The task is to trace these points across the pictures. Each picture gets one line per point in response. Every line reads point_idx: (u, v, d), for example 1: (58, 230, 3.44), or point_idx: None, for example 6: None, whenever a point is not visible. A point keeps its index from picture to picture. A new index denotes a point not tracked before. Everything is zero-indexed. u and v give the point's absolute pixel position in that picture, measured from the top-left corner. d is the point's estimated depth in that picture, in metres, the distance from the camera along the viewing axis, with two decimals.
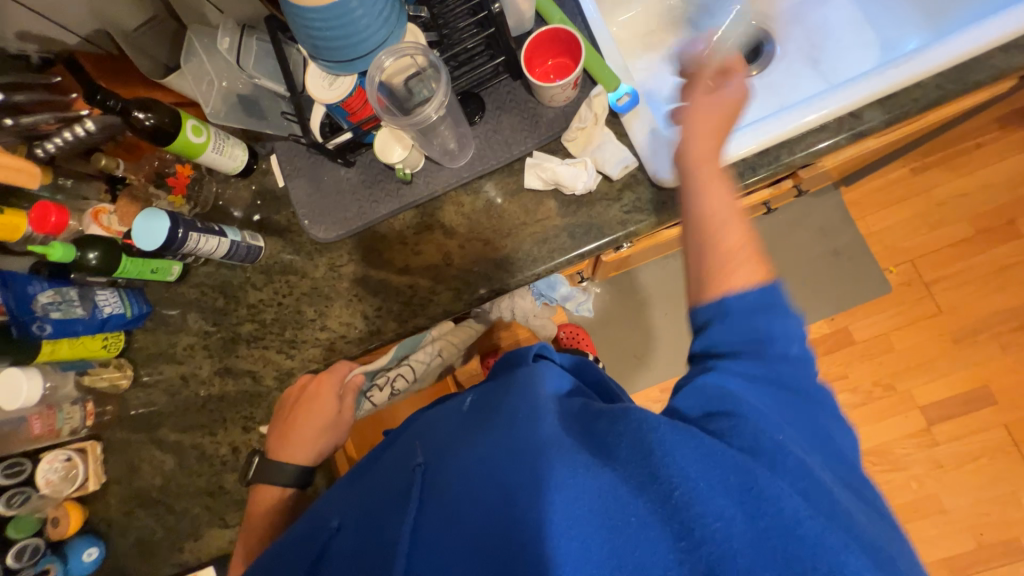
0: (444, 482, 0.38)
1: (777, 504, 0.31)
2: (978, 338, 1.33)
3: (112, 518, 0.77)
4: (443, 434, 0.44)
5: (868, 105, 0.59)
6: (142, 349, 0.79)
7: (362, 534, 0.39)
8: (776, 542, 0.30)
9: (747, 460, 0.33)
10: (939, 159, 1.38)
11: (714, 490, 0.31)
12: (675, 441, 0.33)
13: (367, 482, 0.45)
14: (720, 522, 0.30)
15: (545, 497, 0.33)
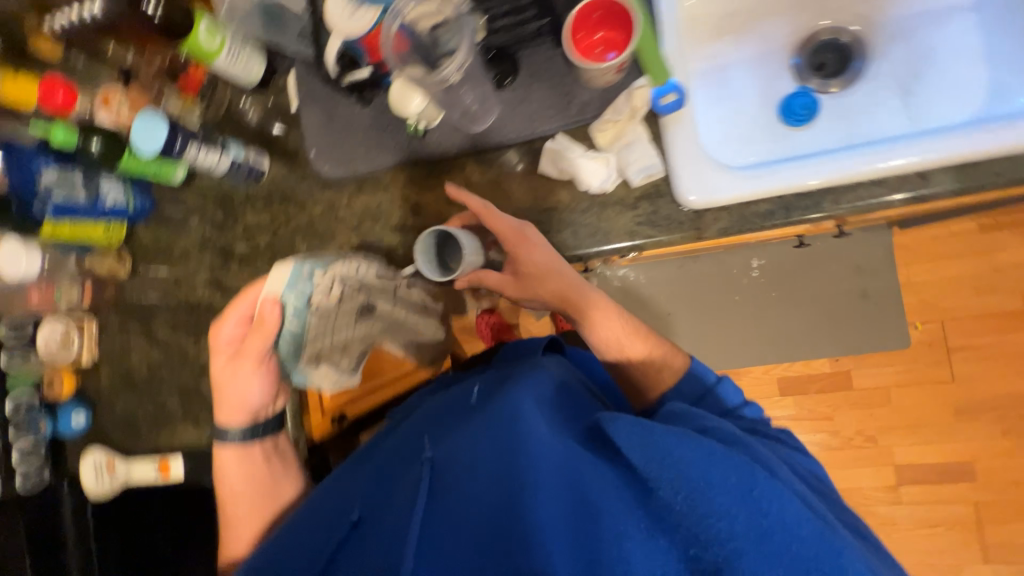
0: (458, 477, 0.48)
1: (769, 501, 0.40)
2: (982, 415, 1.27)
3: (102, 390, 0.84)
4: (448, 433, 0.55)
5: (940, 167, 0.51)
6: (145, 243, 0.81)
7: (384, 520, 0.48)
8: (772, 526, 0.39)
9: (743, 465, 0.42)
10: (1017, 221, 1.24)
11: (718, 497, 0.40)
12: (674, 442, 0.43)
13: (382, 473, 0.55)
14: (723, 515, 0.40)
15: (548, 499, 0.44)
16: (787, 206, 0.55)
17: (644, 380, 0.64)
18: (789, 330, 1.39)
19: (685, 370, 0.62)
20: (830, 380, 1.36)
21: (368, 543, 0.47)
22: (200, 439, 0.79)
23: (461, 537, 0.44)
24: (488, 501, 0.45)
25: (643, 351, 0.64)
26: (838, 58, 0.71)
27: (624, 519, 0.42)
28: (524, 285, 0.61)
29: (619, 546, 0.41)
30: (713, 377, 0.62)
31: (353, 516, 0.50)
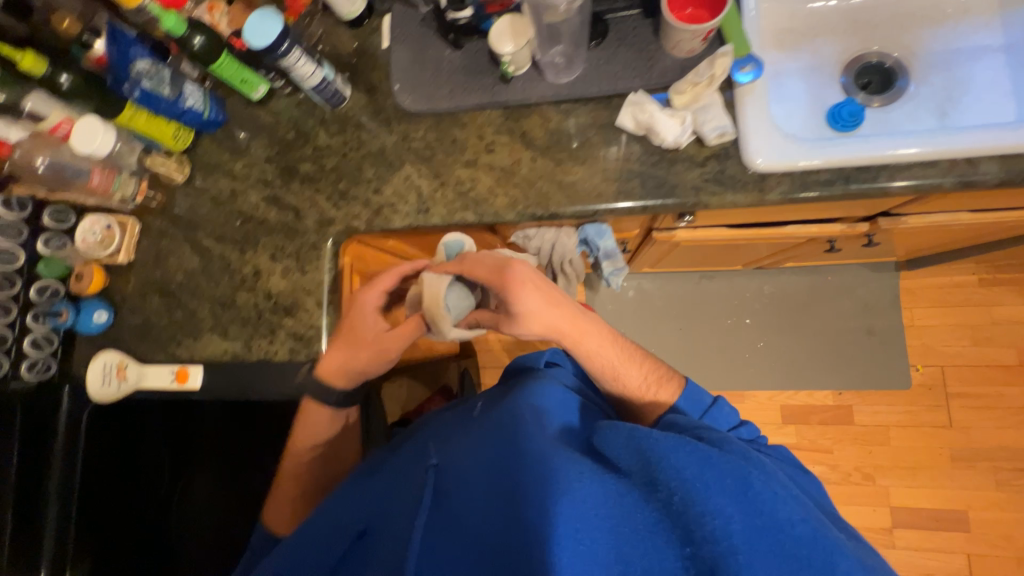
0: (460, 492, 0.54)
1: (768, 502, 0.42)
2: (977, 464, 1.29)
3: (128, 295, 0.82)
4: (454, 441, 0.61)
5: (988, 156, 0.57)
6: (207, 154, 0.83)
7: (388, 527, 0.57)
8: (767, 524, 0.41)
9: (736, 464, 0.44)
10: (1012, 279, 1.33)
11: (712, 493, 0.43)
12: (670, 446, 0.46)
13: (386, 480, 0.62)
14: (718, 514, 0.41)
15: (551, 501, 0.47)
16: (845, 177, 0.60)
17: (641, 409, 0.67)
18: (795, 357, 1.42)
19: (680, 393, 0.65)
20: (832, 412, 1.37)
21: (374, 549, 0.56)
22: (224, 353, 0.76)
23: (464, 546, 0.51)
24: (489, 513, 0.51)
25: (637, 381, 0.67)
26: (882, 80, 0.78)
27: (621, 519, 0.45)
28: (517, 322, 0.63)
29: (615, 547, 0.44)
30: (710, 398, 0.66)
31: (358, 528, 0.59)
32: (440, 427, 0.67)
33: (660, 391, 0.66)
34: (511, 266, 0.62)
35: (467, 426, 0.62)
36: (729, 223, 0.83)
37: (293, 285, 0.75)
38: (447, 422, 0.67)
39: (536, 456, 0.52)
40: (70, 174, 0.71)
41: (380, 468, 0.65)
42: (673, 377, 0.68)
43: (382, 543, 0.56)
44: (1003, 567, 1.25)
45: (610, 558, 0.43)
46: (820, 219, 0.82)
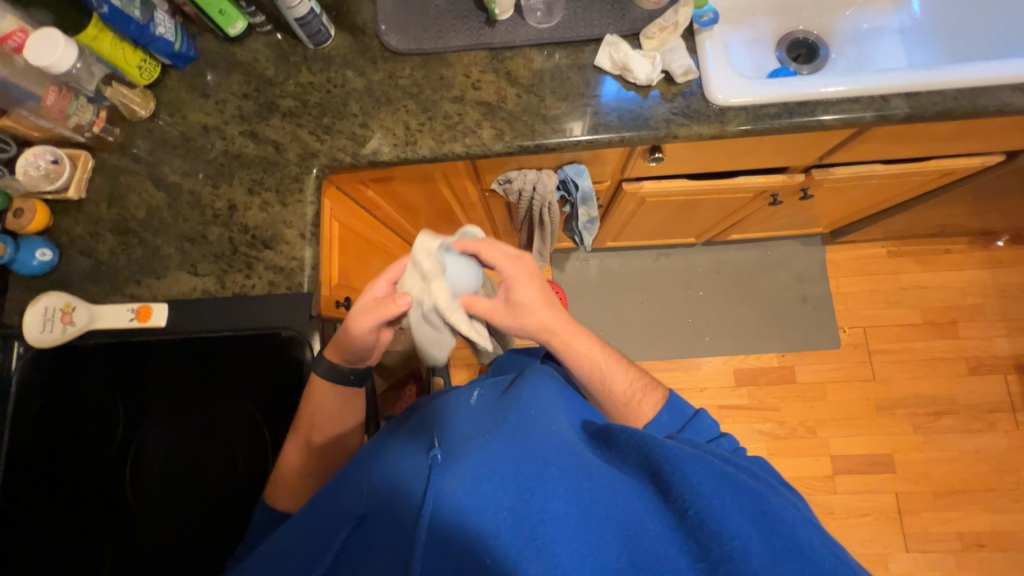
0: (460, 493, 0.45)
1: (787, 525, 0.41)
2: (898, 411, 1.46)
3: (76, 235, 0.75)
4: (453, 431, 0.52)
5: (896, 95, 0.69)
6: (175, 89, 0.79)
7: (373, 529, 0.49)
8: (784, 546, 0.40)
9: (757, 487, 0.42)
10: (913, 251, 1.55)
11: (734, 511, 0.41)
12: (687, 459, 0.43)
13: (372, 470, 0.52)
14: (737, 534, 0.40)
15: (558, 507, 0.43)
16: (789, 111, 0.69)
17: (625, 414, 0.65)
18: (744, 325, 1.54)
19: (664, 402, 0.64)
20: (777, 373, 1.50)
21: (374, 544, 0.48)
22: (194, 290, 0.72)
23: (465, 542, 0.44)
24: (496, 505, 0.44)
25: (626, 386, 0.66)
26: (807, 53, 0.92)
27: (631, 525, 0.42)
28: (513, 313, 0.65)
29: (628, 550, 0.41)
30: (692, 410, 0.64)
31: (357, 513, 0.50)
32: (431, 412, 0.57)
33: (648, 395, 0.66)
34: (511, 260, 0.65)
35: (463, 419, 0.54)
36: (690, 174, 0.92)
37: (273, 218, 0.73)
38: (438, 408, 0.57)
39: (548, 451, 0.47)
40: (17, 95, 0.64)
41: (361, 459, 0.56)
42: (657, 387, 0.68)
43: (374, 539, 0.48)
44: (926, 503, 1.39)
45: (621, 562, 0.41)
46: (765, 171, 0.93)
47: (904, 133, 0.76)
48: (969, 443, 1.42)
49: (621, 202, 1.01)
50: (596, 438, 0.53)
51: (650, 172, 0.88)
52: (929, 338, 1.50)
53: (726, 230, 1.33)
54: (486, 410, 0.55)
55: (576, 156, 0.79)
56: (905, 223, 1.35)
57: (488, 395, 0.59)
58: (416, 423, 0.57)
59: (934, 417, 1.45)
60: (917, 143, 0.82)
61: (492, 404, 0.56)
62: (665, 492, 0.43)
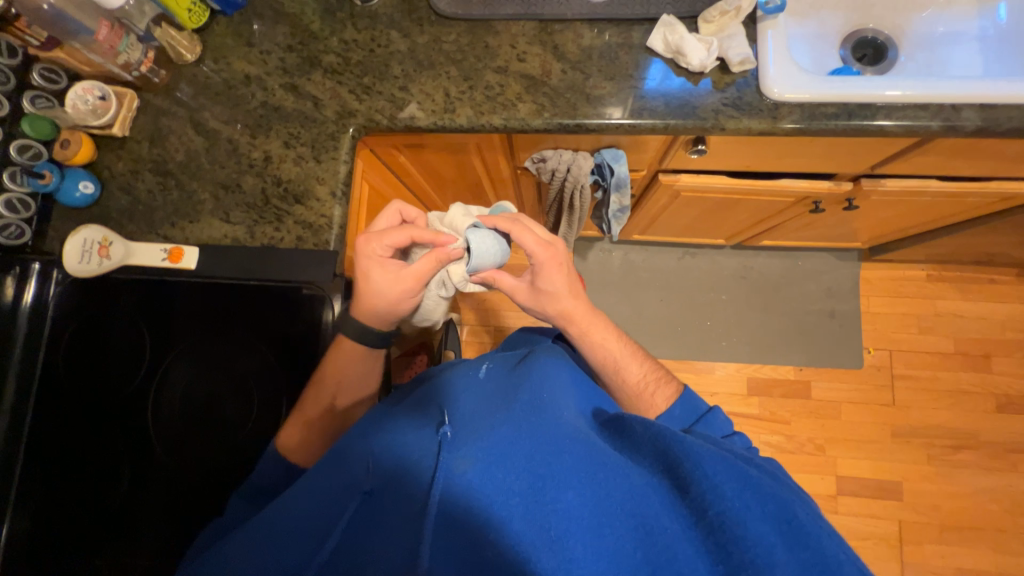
0: (471, 472, 0.45)
1: (812, 536, 0.40)
2: (914, 440, 1.41)
3: (117, 172, 0.77)
4: (467, 414, 0.53)
5: (968, 105, 0.64)
6: (221, 36, 0.80)
7: (385, 502, 0.48)
8: (812, 559, 0.39)
9: (783, 495, 0.42)
10: (954, 277, 1.48)
11: (755, 515, 0.40)
12: (710, 457, 0.44)
13: (384, 445, 0.53)
14: (761, 540, 0.39)
15: (577, 494, 0.42)
16: (849, 112, 0.66)
17: (636, 404, 0.67)
18: (764, 335, 1.51)
19: (678, 397, 0.65)
20: (792, 387, 1.47)
21: (378, 517, 0.47)
22: (225, 237, 0.73)
23: (476, 524, 0.42)
24: (508, 491, 0.43)
25: (637, 374, 0.69)
26: (874, 54, 0.86)
27: (648, 520, 0.41)
28: (537, 297, 0.69)
29: (645, 548, 0.40)
30: (705, 407, 0.64)
31: (366, 487, 0.50)
32: (445, 394, 0.58)
33: (661, 387, 0.67)
34: (543, 248, 0.64)
35: (478, 402, 0.55)
36: (730, 171, 0.88)
37: (306, 174, 0.74)
38: (452, 390, 0.58)
39: (563, 439, 0.46)
40: (72, 27, 0.65)
41: (375, 432, 0.56)
42: (672, 381, 0.68)
43: (382, 513, 0.47)
44: (931, 535, 1.35)
45: (637, 559, 0.39)
46: (811, 176, 0.89)
47: (970, 148, 0.72)
48: (985, 481, 1.37)
49: (654, 194, 0.99)
50: (608, 432, 0.52)
51: (689, 165, 0.85)
52: (958, 369, 1.44)
53: (759, 235, 1.29)
54: (498, 396, 0.55)
55: (615, 140, 0.77)
56: (951, 247, 1.28)
57: (497, 382, 0.58)
58: (428, 406, 0.57)
59: (951, 450, 1.40)
60: (982, 161, 0.77)
61: (503, 391, 0.55)
62: (684, 490, 0.43)
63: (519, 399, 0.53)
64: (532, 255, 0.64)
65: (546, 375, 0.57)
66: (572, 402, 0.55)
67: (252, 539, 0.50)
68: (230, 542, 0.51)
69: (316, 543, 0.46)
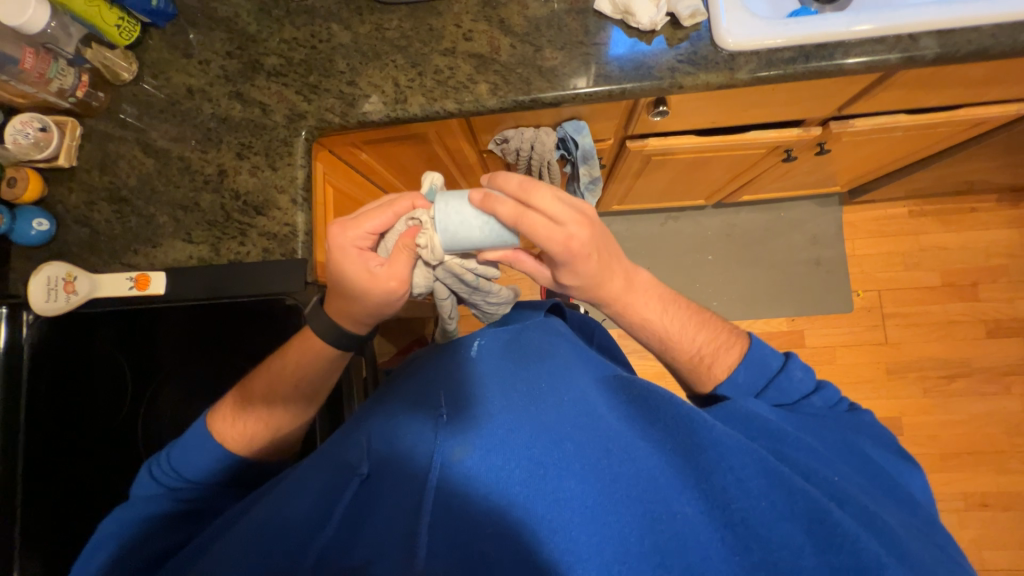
0: (473, 462, 0.44)
1: (847, 538, 0.37)
2: (909, 375, 1.43)
3: (71, 205, 0.74)
4: (470, 397, 0.51)
5: (926, 33, 0.63)
6: (156, 50, 0.77)
7: (386, 491, 0.46)
8: (846, 563, 0.36)
9: (814, 491, 0.39)
10: (936, 211, 1.48)
11: (779, 515, 0.39)
12: (734, 450, 0.42)
13: (386, 427, 0.51)
14: (786, 541, 0.38)
15: (581, 480, 0.42)
16: (806, 54, 0.64)
17: (694, 376, 0.59)
18: (753, 289, 1.51)
19: (741, 360, 0.57)
20: (786, 337, 1.48)
21: (379, 499, 0.46)
22: (190, 258, 0.72)
23: (476, 508, 0.43)
24: (510, 477, 0.43)
25: (695, 343, 0.59)
26: None
27: (660, 505, 0.41)
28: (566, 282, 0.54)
29: (653, 535, 0.39)
30: (778, 364, 0.57)
31: (361, 470, 0.48)
32: (446, 373, 0.55)
33: (723, 354, 0.58)
34: (565, 230, 0.47)
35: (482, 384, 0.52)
36: (698, 130, 0.87)
37: (263, 183, 0.72)
38: (453, 367, 0.56)
39: (567, 426, 0.46)
40: None
41: (369, 416, 0.55)
42: (733, 337, 0.60)
43: (388, 500, 0.46)
44: (931, 464, 1.38)
45: (647, 547, 0.39)
46: (778, 125, 0.88)
47: (933, 78, 0.70)
48: (981, 406, 1.40)
49: (625, 161, 0.97)
50: (628, 398, 0.50)
51: (655, 128, 0.83)
52: (946, 301, 1.45)
53: (737, 191, 1.28)
54: (503, 369, 0.54)
55: (575, 111, 0.76)
56: (928, 180, 1.27)
57: (501, 353, 0.57)
58: (424, 386, 0.55)
59: (945, 381, 1.42)
60: (948, 89, 0.75)
61: (510, 368, 0.54)
62: (702, 477, 0.42)
63: (526, 382, 0.52)
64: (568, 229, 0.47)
65: (559, 359, 0.55)
66: (583, 377, 0.54)
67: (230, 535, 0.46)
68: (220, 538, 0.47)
69: (314, 533, 0.44)
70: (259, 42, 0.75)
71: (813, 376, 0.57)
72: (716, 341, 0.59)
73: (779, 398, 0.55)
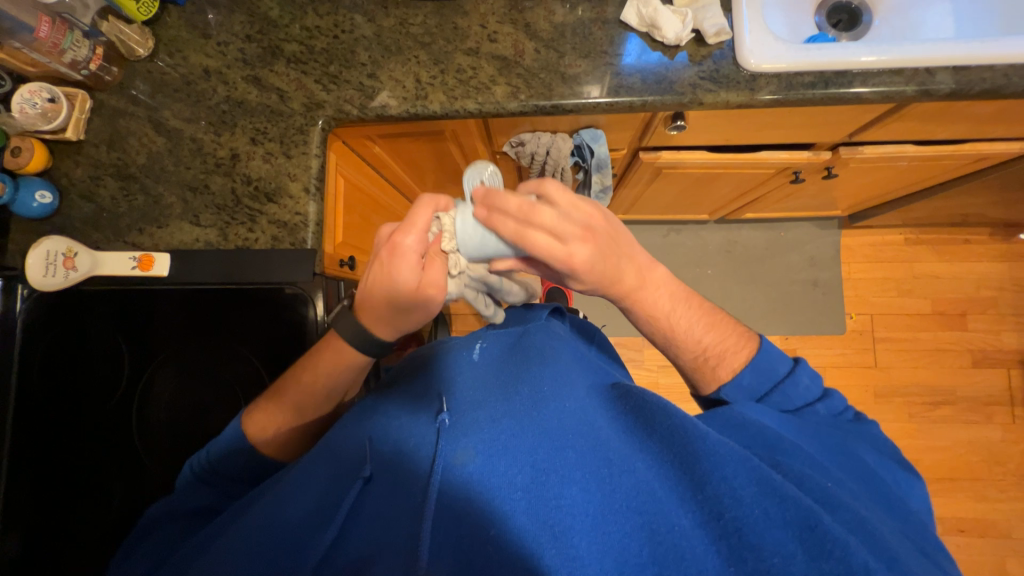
0: (472, 465, 0.44)
1: (838, 544, 0.36)
2: (895, 399, 1.46)
3: (77, 179, 0.73)
4: (473, 401, 0.51)
5: (942, 68, 0.64)
6: (173, 28, 0.76)
7: (388, 494, 0.46)
8: (836, 570, 0.35)
9: (806, 499, 0.39)
10: (930, 240, 1.51)
11: (772, 523, 0.38)
12: (727, 458, 0.42)
13: (387, 427, 0.51)
14: (778, 549, 0.37)
15: (583, 489, 0.42)
16: (825, 80, 0.65)
17: (699, 375, 0.59)
18: (750, 306, 1.53)
19: (749, 362, 0.56)
20: None
21: (381, 500, 0.46)
22: (197, 241, 0.71)
23: (476, 514, 0.42)
24: (511, 483, 0.43)
25: (703, 342, 0.59)
26: (849, 19, 0.85)
27: (656, 515, 0.41)
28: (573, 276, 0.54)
29: (650, 546, 0.39)
30: (785, 370, 0.55)
31: (364, 471, 0.48)
32: (449, 375, 0.56)
33: (729, 355, 0.57)
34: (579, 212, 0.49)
35: (486, 388, 0.52)
36: (711, 146, 0.88)
37: (276, 170, 0.71)
38: (456, 371, 0.56)
39: (569, 433, 0.46)
40: (9, 25, 0.60)
41: (368, 414, 0.55)
42: (743, 339, 0.59)
43: (385, 501, 0.45)
44: None
45: (644, 558, 0.38)
46: (789, 147, 0.89)
47: (944, 112, 0.72)
48: (962, 435, 1.43)
49: (636, 172, 0.98)
50: (626, 408, 0.50)
51: (670, 141, 0.84)
52: (935, 329, 1.48)
53: (741, 209, 1.29)
54: (504, 375, 0.54)
55: (594, 120, 0.76)
56: (926, 210, 1.30)
57: (502, 359, 0.58)
58: (424, 387, 0.55)
59: (930, 407, 1.45)
60: (956, 123, 0.77)
61: (511, 373, 0.54)
62: (697, 487, 0.42)
63: (528, 385, 0.52)
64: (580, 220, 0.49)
65: (561, 364, 0.55)
66: (584, 381, 0.54)
67: (230, 537, 0.46)
68: (221, 533, 0.48)
69: (314, 534, 0.44)
70: (281, 28, 0.74)
71: (820, 382, 0.56)
72: (724, 340, 0.59)
73: (783, 403, 0.54)
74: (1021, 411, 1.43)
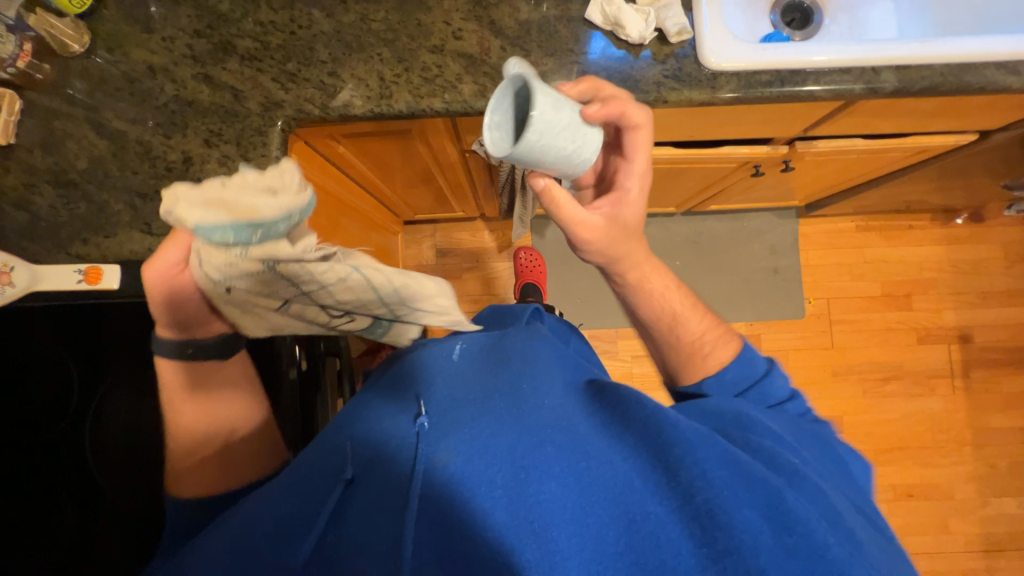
0: (450, 467, 0.43)
1: (799, 521, 0.39)
2: (851, 377, 1.55)
3: (7, 186, 0.67)
4: (451, 402, 0.49)
5: (887, 67, 0.68)
6: (112, 22, 0.71)
7: (371, 499, 0.45)
8: (799, 545, 0.38)
9: (771, 478, 0.41)
10: (879, 227, 1.60)
11: (739, 500, 0.40)
12: (699, 442, 0.43)
13: (366, 428, 0.50)
14: (747, 527, 0.39)
15: (562, 481, 0.42)
16: (781, 79, 0.68)
17: (686, 365, 0.63)
18: (717, 295, 1.59)
19: (735, 356, 0.60)
20: None
21: (364, 505, 0.45)
22: (149, 251, 0.67)
23: (457, 516, 0.41)
24: (489, 482, 0.42)
25: (697, 332, 0.63)
26: (802, 18, 0.88)
27: (632, 503, 0.41)
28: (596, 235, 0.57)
29: (627, 535, 0.40)
30: (764, 369, 0.60)
31: (345, 474, 0.47)
32: (428, 374, 0.54)
33: (720, 348, 0.62)
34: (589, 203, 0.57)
35: (472, 387, 0.51)
36: (676, 141, 0.89)
37: (234, 174, 0.68)
38: (434, 371, 0.54)
39: (547, 428, 0.45)
40: None
41: (347, 417, 0.53)
42: (730, 337, 0.64)
43: (367, 505, 0.45)
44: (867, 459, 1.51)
45: (621, 547, 0.40)
46: (750, 142, 0.92)
47: (889, 108, 0.76)
48: (909, 407, 1.54)
49: None
50: (602, 402, 0.50)
51: None
52: (884, 310, 1.58)
53: (706, 201, 1.34)
54: (483, 373, 0.54)
55: None
56: (874, 199, 1.38)
57: (482, 357, 0.57)
58: (404, 388, 0.54)
59: (882, 382, 1.55)
60: (899, 119, 0.82)
61: (489, 372, 0.54)
62: (672, 474, 0.42)
63: (506, 382, 0.51)
64: (631, 160, 0.56)
65: (539, 360, 0.55)
66: (559, 376, 0.54)
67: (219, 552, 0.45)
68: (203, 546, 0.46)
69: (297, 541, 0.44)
70: (232, 24, 0.70)
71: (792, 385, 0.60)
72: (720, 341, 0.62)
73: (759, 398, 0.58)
74: (960, 382, 1.55)
